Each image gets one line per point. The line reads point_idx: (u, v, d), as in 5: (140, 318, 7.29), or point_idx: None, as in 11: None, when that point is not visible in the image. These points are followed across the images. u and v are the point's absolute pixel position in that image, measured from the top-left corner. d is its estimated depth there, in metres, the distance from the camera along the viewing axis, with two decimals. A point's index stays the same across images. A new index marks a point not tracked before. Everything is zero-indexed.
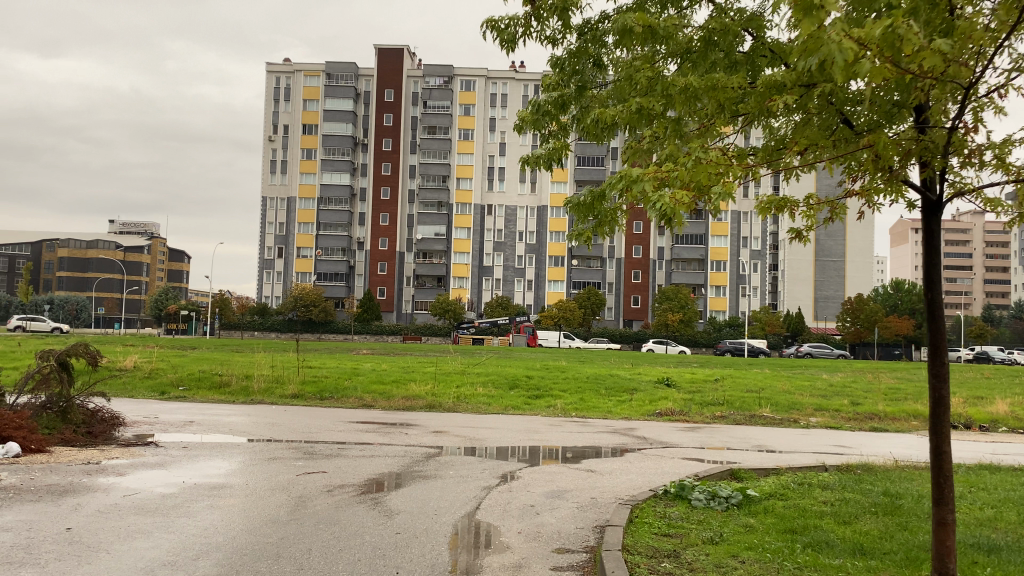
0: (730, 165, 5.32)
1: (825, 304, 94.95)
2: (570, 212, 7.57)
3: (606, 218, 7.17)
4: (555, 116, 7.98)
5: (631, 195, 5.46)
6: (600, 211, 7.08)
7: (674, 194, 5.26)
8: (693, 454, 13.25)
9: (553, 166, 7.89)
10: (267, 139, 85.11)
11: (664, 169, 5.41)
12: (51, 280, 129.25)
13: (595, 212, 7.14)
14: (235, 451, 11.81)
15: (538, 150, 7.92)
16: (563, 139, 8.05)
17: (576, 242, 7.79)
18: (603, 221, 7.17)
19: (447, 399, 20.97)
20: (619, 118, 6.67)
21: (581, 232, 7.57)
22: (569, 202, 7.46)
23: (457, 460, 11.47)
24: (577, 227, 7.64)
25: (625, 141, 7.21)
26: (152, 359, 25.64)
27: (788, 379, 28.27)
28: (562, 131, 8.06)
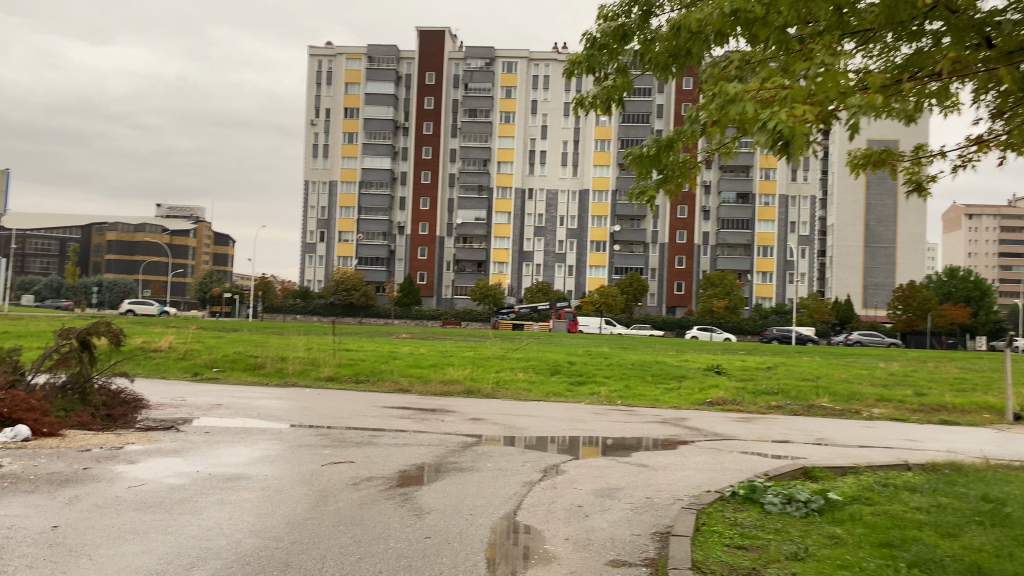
0: (849, 81, 4.96)
1: (874, 291, 92.49)
2: (631, 168, 6.99)
3: (676, 172, 6.72)
4: (614, 52, 7.18)
5: (731, 113, 5.04)
6: (667, 167, 6.67)
7: (794, 113, 4.75)
8: (754, 448, 12.14)
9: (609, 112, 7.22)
10: (309, 123, 84.95)
11: (768, 90, 5.02)
12: (100, 263, 132.16)
13: (664, 168, 6.72)
14: (258, 437, 11.04)
15: (591, 90, 7.13)
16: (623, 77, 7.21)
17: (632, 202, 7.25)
18: (670, 175, 6.74)
19: (487, 384, 20.14)
20: (711, 27, 6.01)
21: (641, 192, 6.97)
22: (629, 154, 6.92)
23: (496, 452, 10.51)
24: (637, 185, 7.05)
25: (709, 66, 6.72)
26: (187, 340, 25.16)
27: (845, 369, 26.76)
28: (621, 68, 7.21)
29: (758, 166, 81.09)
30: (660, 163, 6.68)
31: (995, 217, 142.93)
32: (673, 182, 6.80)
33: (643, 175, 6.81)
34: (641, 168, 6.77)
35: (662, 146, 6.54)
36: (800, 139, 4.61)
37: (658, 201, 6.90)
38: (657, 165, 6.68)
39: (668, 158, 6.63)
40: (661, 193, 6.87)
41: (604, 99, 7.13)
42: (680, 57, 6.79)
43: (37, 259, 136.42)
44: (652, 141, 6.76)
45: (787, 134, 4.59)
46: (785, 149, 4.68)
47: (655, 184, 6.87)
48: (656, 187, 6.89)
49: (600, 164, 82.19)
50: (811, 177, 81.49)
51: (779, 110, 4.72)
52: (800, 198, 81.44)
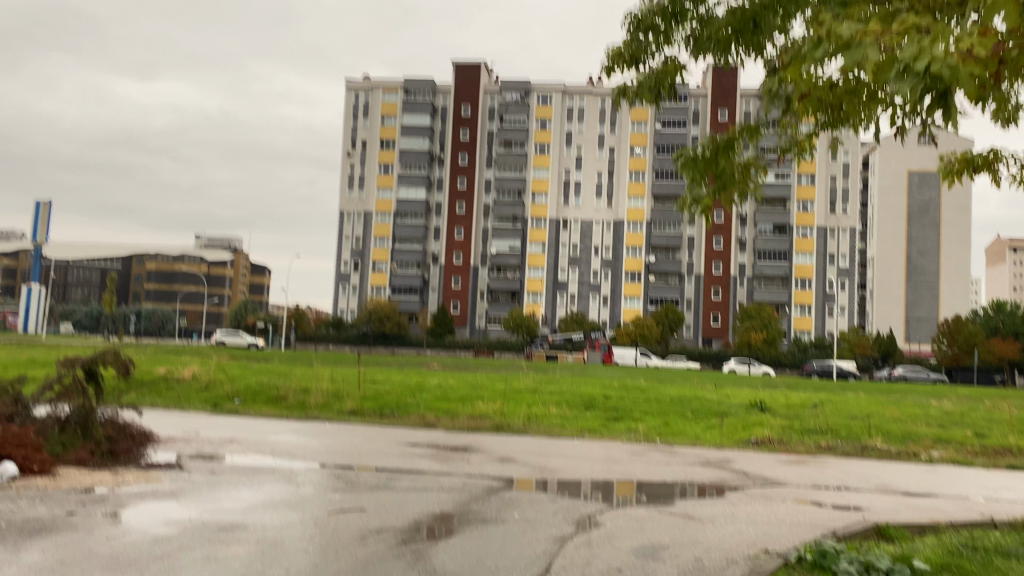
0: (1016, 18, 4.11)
1: (917, 325, 89.08)
2: (684, 175, 6.83)
3: (733, 180, 6.73)
4: (661, 37, 6.89)
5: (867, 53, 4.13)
6: (723, 171, 6.62)
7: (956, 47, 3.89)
8: (809, 497, 11.02)
9: (658, 101, 7.09)
10: (345, 154, 85.48)
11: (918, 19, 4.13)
12: (140, 292, 134.64)
13: (719, 176, 6.69)
14: (267, 478, 10.18)
15: (641, 78, 6.98)
16: (676, 65, 6.95)
17: (679, 214, 7.15)
18: (729, 183, 6.72)
19: (518, 420, 19.13)
20: None
21: (693, 202, 6.85)
22: (683, 161, 6.77)
23: (524, 499, 9.52)
24: (694, 193, 6.85)
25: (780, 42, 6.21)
26: (211, 370, 24.50)
27: (898, 406, 25.18)
28: (676, 59, 6.94)
29: (796, 198, 80.03)
30: (719, 170, 6.65)
31: None
32: (731, 190, 6.78)
33: (694, 183, 6.74)
34: (692, 174, 6.73)
35: (721, 146, 6.54)
36: (964, 83, 3.75)
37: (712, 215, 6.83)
38: (711, 169, 6.63)
39: (725, 165, 6.59)
40: (720, 204, 6.83)
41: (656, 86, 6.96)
42: (746, 34, 6.48)
43: (79, 289, 139.19)
44: (704, 145, 6.69)
45: (950, 74, 3.70)
46: (938, 102, 3.85)
47: (711, 193, 6.80)
48: (712, 197, 6.83)
49: (634, 195, 81.72)
50: (851, 209, 79.96)
51: (932, 45, 3.83)
52: (839, 229, 79.90)
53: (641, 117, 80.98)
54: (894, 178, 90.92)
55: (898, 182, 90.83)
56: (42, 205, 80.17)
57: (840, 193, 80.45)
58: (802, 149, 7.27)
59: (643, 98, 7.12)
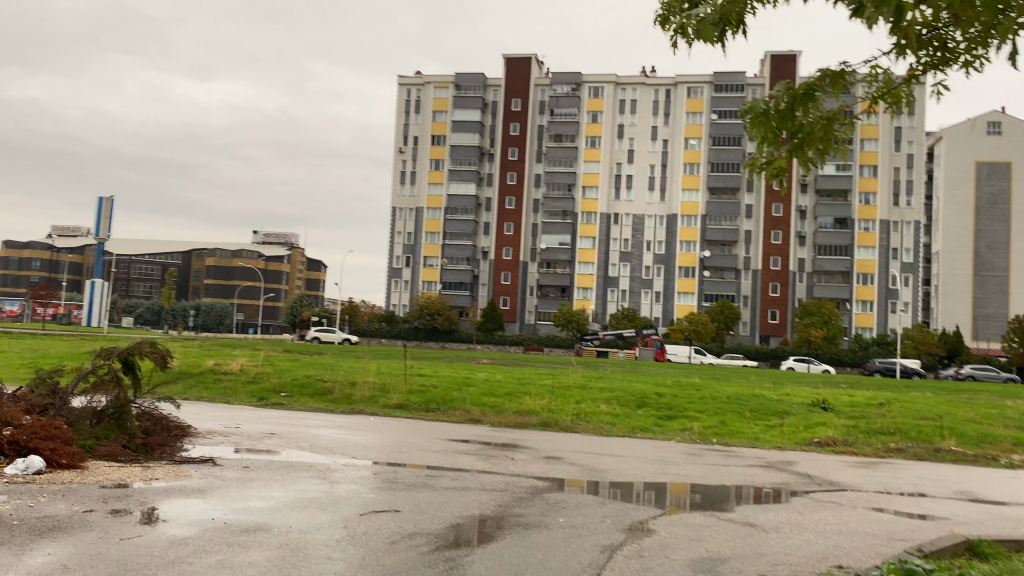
0: None
1: (985, 322, 85.27)
2: (753, 129, 6.21)
3: (813, 135, 6.10)
4: None
5: None
6: (800, 126, 6.04)
7: None
8: (882, 504, 10.11)
9: (725, 40, 6.27)
10: (397, 150, 85.83)
11: None
12: (199, 287, 137.46)
13: (798, 131, 6.07)
14: (301, 475, 9.72)
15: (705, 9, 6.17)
16: None
17: (746, 178, 6.58)
18: (810, 137, 6.10)
19: (566, 417, 18.44)
20: None
21: (764, 162, 6.27)
22: (757, 110, 6.10)
23: (568, 502, 8.87)
24: (766, 152, 6.24)
25: None
26: (260, 363, 24.35)
27: (972, 407, 23.69)
28: None
29: (857, 189, 77.68)
30: (796, 126, 6.05)
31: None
32: (811, 147, 6.16)
33: (761, 138, 6.19)
34: (762, 131, 6.14)
35: (799, 95, 5.94)
36: None
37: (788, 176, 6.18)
38: (786, 124, 6.05)
39: (801, 121, 6.03)
40: (796, 163, 6.23)
41: (720, 20, 6.10)
42: None
43: (141, 283, 142.42)
44: (781, 93, 6.04)
45: None
46: None
47: (787, 152, 6.20)
48: (788, 156, 6.23)
49: (688, 188, 79.99)
50: (914, 202, 76.82)
51: None
52: (903, 223, 77.01)
53: (696, 107, 80.04)
54: (961, 170, 86.95)
55: (966, 173, 86.91)
56: (104, 202, 82.16)
57: (903, 185, 77.24)
58: (896, 101, 6.60)
59: (704, 36, 6.29)
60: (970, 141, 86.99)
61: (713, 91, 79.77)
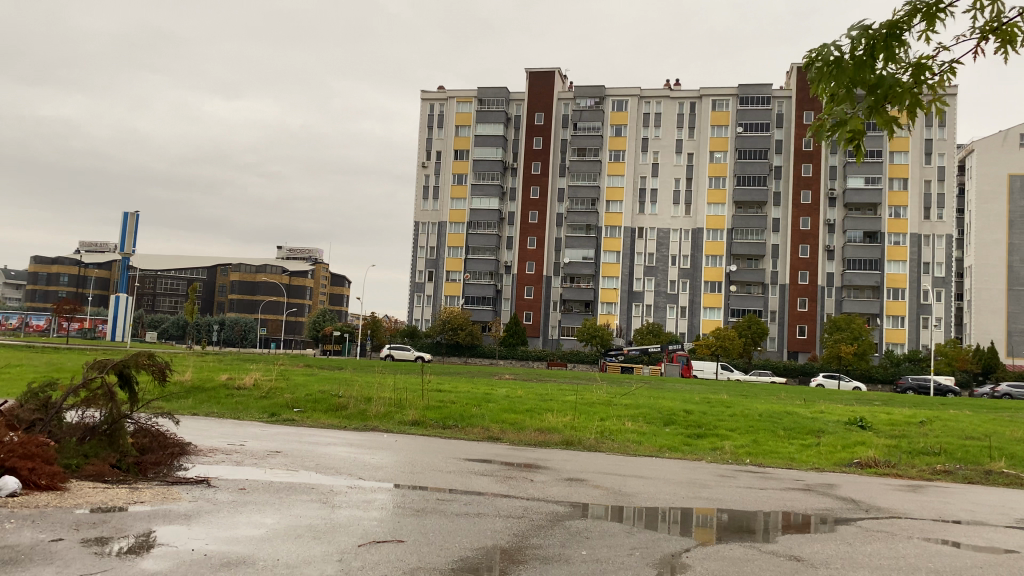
0: None
1: (1020, 338, 82.29)
2: (820, 81, 5.57)
3: (897, 90, 5.36)
4: None
5: None
6: (880, 80, 5.34)
7: None
8: (941, 535, 9.11)
9: None
10: (420, 165, 85.67)
11: None
12: (224, 302, 138.02)
13: (873, 89, 5.39)
14: (301, 498, 8.95)
15: None
16: None
17: (814, 140, 5.88)
18: (890, 92, 5.37)
19: (589, 435, 17.57)
20: None
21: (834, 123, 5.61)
22: (825, 59, 5.46)
23: (593, 530, 8.03)
24: (838, 107, 5.53)
25: None
26: (273, 377, 23.66)
27: (1017, 426, 22.38)
28: None
29: (887, 203, 76.00)
30: (871, 81, 5.37)
31: None
32: (894, 104, 5.40)
33: (829, 87, 5.51)
34: (831, 86, 5.50)
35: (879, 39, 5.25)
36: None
37: (865, 140, 5.46)
38: (863, 77, 5.37)
39: (879, 74, 5.37)
40: (875, 126, 5.48)
41: None
42: None
43: (167, 298, 143.17)
44: (856, 38, 5.38)
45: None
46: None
47: (865, 111, 5.44)
48: (866, 115, 5.46)
49: (714, 202, 79.01)
50: (946, 215, 75.01)
51: None
52: (934, 237, 75.23)
53: (721, 121, 79.29)
54: (994, 184, 85.22)
55: (998, 187, 85.12)
56: (130, 217, 82.44)
57: (934, 199, 75.40)
58: (1009, 42, 5.78)
59: None
60: (1000, 154, 85.26)
61: (738, 104, 78.76)
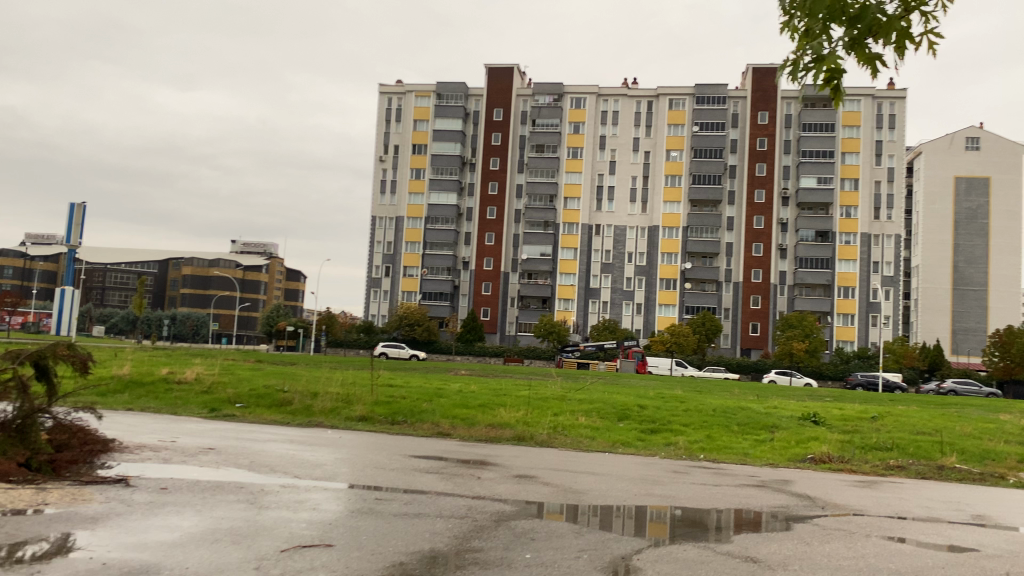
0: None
1: (963, 336, 85.20)
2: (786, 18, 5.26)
3: (879, 25, 4.96)
4: None
5: None
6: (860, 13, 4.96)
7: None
8: (897, 533, 8.82)
9: None
10: (377, 158, 84.60)
11: None
12: (176, 296, 134.86)
13: (857, 22, 5.04)
14: (227, 499, 8.29)
15: None
16: None
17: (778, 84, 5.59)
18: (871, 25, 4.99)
19: (542, 430, 17.13)
20: None
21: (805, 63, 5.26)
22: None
23: (540, 532, 7.53)
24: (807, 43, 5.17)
25: None
26: (217, 372, 22.71)
27: (967, 422, 22.42)
28: None
29: (838, 203, 77.10)
30: (852, 13, 5.02)
31: None
32: (876, 39, 5.01)
33: (802, 24, 5.16)
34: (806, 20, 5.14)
35: None
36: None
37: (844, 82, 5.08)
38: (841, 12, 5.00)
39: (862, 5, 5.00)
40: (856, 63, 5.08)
41: None
42: None
43: (116, 292, 139.41)
44: None
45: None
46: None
47: (846, 44, 5.04)
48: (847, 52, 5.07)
49: (670, 200, 79.30)
50: (895, 215, 76.07)
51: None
52: (884, 236, 76.51)
53: (677, 119, 79.56)
54: (942, 185, 86.78)
55: (945, 189, 86.68)
56: (75, 209, 79.90)
57: (885, 198, 76.48)
58: None
59: None
60: (946, 158, 87.06)
61: (695, 103, 79.01)
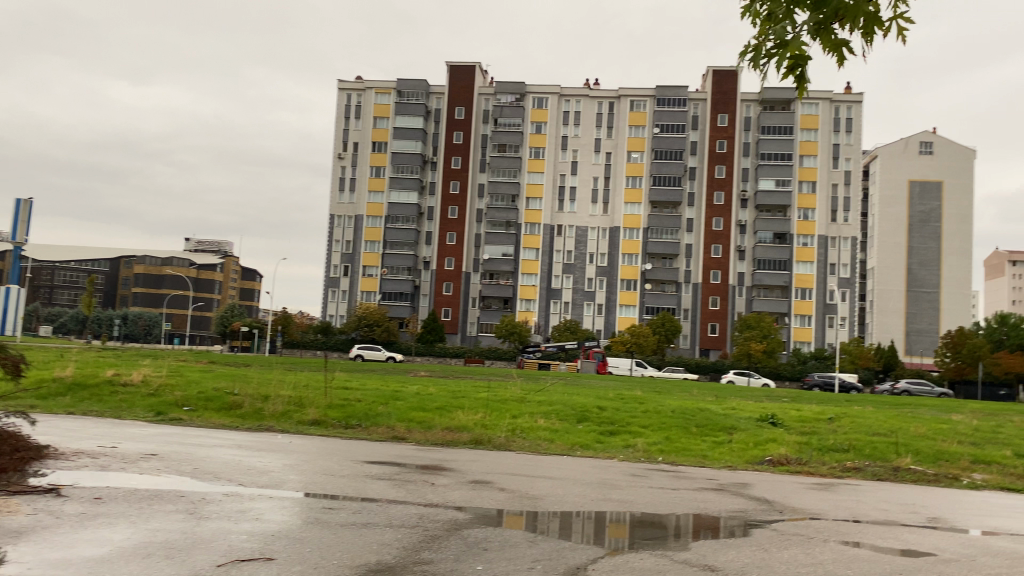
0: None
1: (917, 337, 87.03)
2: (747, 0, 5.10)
3: (846, 10, 4.81)
4: None
5: None
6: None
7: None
8: (854, 538, 8.74)
9: None
10: (336, 156, 83.66)
11: None
12: (128, 296, 131.86)
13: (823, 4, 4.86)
14: (167, 509, 7.88)
15: None
16: None
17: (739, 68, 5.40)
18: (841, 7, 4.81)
19: (500, 433, 16.86)
20: None
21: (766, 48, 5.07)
22: None
23: (496, 541, 7.28)
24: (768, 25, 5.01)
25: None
26: (165, 374, 22.02)
27: (920, 422, 22.68)
28: None
29: (796, 205, 78.18)
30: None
31: None
32: (841, 24, 4.84)
33: (765, 9, 5.02)
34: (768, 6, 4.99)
35: None
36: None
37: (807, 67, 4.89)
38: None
39: None
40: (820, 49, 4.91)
41: None
42: None
43: (65, 291, 135.90)
44: None
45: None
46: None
47: (810, 28, 4.87)
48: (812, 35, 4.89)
49: (631, 202, 79.71)
50: (851, 218, 77.55)
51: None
52: (840, 238, 77.71)
53: (638, 121, 79.99)
54: (895, 189, 88.58)
55: (899, 192, 88.43)
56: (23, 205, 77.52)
57: (841, 202, 77.88)
58: None
59: None
60: (900, 162, 88.76)
61: (655, 105, 79.48)
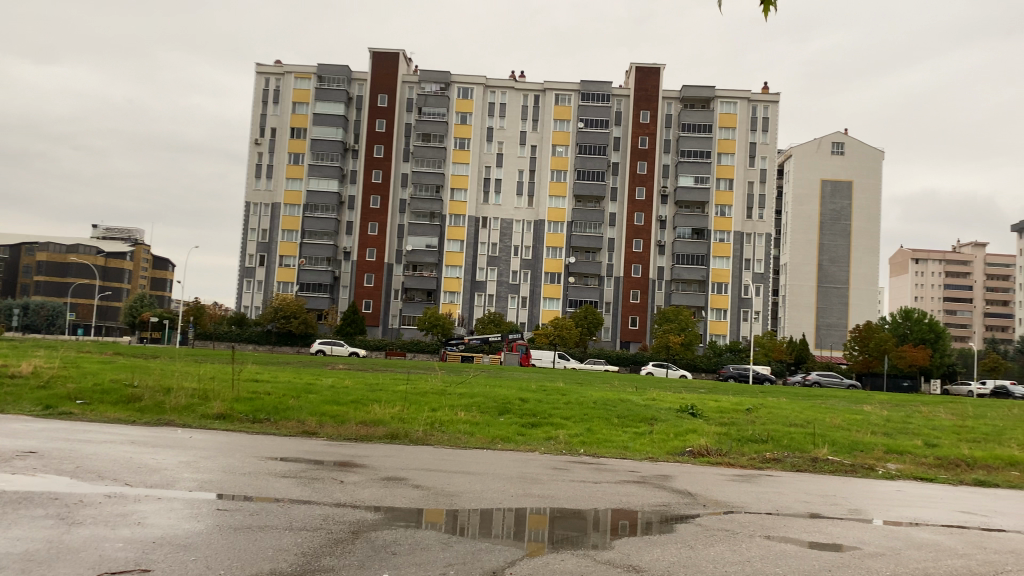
0: None
1: (827, 331, 90.10)
2: None
3: None
4: None
5: None
6: None
7: None
8: (780, 532, 8.47)
9: None
10: (253, 142, 81.02)
11: None
12: (29, 284, 124.92)
13: None
14: (36, 514, 6.99)
15: None
16: None
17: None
18: None
19: (418, 427, 16.24)
20: None
21: None
22: None
23: (406, 543, 6.70)
24: None
25: None
26: (58, 365, 20.51)
27: (833, 413, 23.03)
28: None
29: (714, 202, 79.60)
30: None
31: (941, 262, 132.49)
32: None
33: None
34: None
35: None
36: None
37: None
38: None
39: None
40: None
41: None
42: None
43: None
44: None
45: None
46: None
47: None
48: None
49: (555, 195, 79.77)
50: (767, 215, 79.46)
51: None
52: (755, 235, 79.70)
53: (563, 115, 80.05)
54: (809, 187, 91.43)
55: (812, 190, 91.32)
56: None
57: (757, 198, 79.65)
58: None
59: None
60: (813, 161, 91.71)
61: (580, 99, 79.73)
